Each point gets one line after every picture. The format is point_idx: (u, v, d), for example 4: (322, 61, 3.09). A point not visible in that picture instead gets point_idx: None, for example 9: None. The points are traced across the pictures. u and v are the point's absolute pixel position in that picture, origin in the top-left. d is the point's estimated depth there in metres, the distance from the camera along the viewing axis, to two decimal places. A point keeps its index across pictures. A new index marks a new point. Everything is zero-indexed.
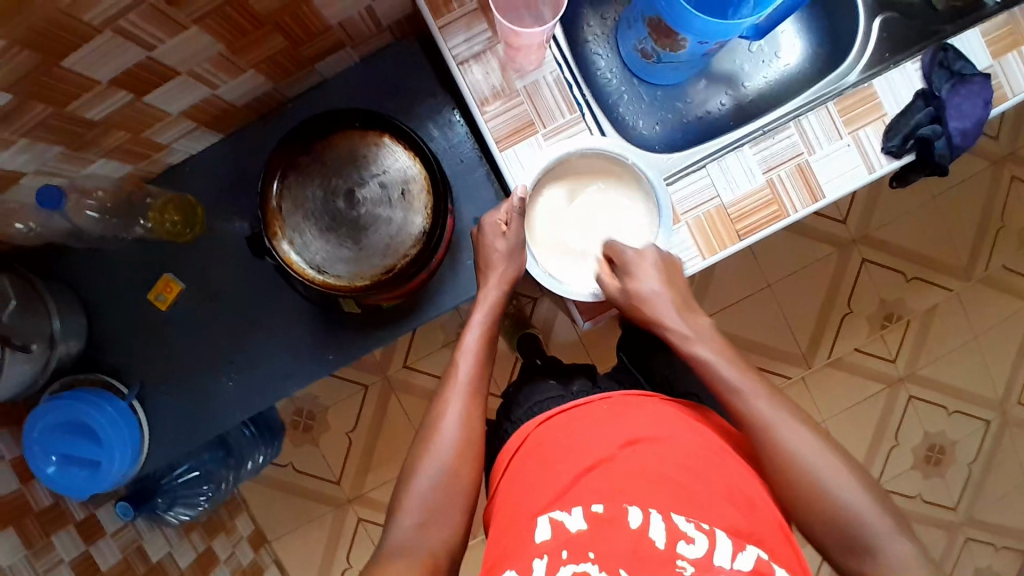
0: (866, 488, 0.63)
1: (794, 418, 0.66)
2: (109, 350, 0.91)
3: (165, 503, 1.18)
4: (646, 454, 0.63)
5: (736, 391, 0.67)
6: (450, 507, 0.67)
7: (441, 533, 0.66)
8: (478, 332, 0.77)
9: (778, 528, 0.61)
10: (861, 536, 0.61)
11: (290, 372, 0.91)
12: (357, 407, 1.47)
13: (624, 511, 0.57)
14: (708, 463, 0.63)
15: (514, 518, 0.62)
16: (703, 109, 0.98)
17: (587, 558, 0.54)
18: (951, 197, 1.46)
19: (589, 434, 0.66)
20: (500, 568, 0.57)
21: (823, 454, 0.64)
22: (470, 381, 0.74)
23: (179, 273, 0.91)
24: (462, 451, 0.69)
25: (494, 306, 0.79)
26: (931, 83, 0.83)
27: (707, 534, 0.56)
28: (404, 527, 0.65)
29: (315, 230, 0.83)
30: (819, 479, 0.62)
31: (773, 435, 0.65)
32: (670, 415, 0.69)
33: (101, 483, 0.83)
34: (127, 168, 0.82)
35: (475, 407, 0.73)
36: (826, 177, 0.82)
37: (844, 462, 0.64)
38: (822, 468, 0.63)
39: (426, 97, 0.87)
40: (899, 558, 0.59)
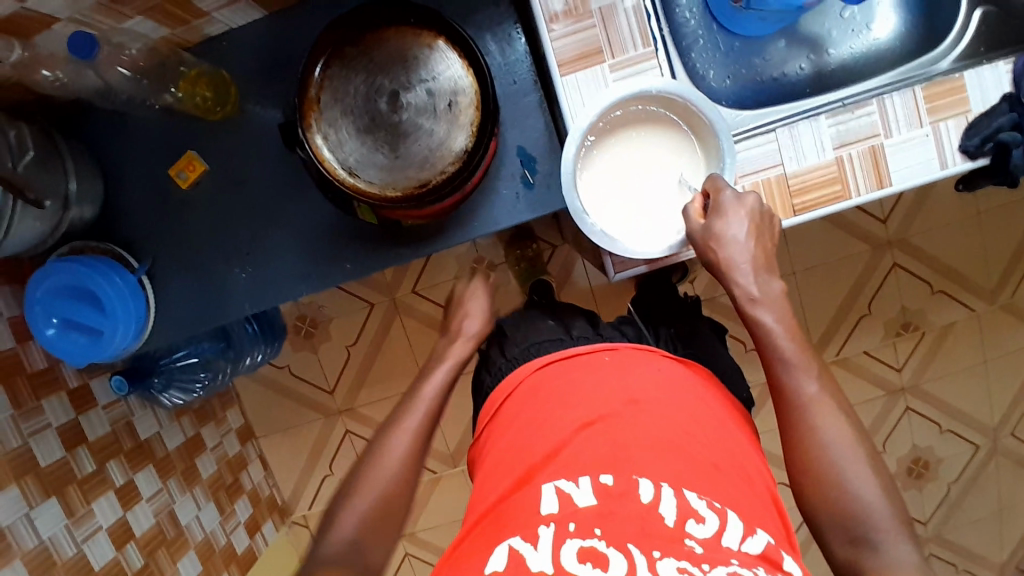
0: (879, 484, 0.61)
1: (834, 405, 0.65)
2: (123, 220, 0.88)
3: (160, 384, 1.17)
4: (655, 419, 0.60)
5: (790, 364, 0.66)
6: (390, 519, 0.69)
7: (374, 550, 0.67)
8: (449, 367, 0.82)
9: (773, 501, 0.60)
10: (866, 528, 0.59)
11: (303, 275, 0.88)
12: (360, 323, 1.45)
13: (634, 484, 0.55)
14: (715, 436, 0.62)
15: (513, 474, 0.60)
16: (779, 71, 0.91)
17: (594, 534, 0.51)
18: (999, 215, 1.39)
19: (595, 391, 0.64)
20: (499, 531, 0.54)
21: (855, 445, 0.63)
22: (432, 404, 0.77)
23: (203, 152, 0.87)
24: (408, 472, 0.72)
25: (465, 354, 0.84)
26: (1021, 88, 0.76)
27: (716, 514, 0.53)
28: (341, 536, 0.67)
29: (352, 128, 0.78)
30: (840, 466, 0.62)
31: (809, 415, 0.64)
32: (680, 381, 0.67)
33: (98, 353, 0.82)
34: (163, 30, 0.77)
35: (428, 431, 0.75)
36: (898, 165, 0.77)
37: (869, 456, 0.63)
38: (850, 458, 0.62)
39: (489, 5, 0.81)
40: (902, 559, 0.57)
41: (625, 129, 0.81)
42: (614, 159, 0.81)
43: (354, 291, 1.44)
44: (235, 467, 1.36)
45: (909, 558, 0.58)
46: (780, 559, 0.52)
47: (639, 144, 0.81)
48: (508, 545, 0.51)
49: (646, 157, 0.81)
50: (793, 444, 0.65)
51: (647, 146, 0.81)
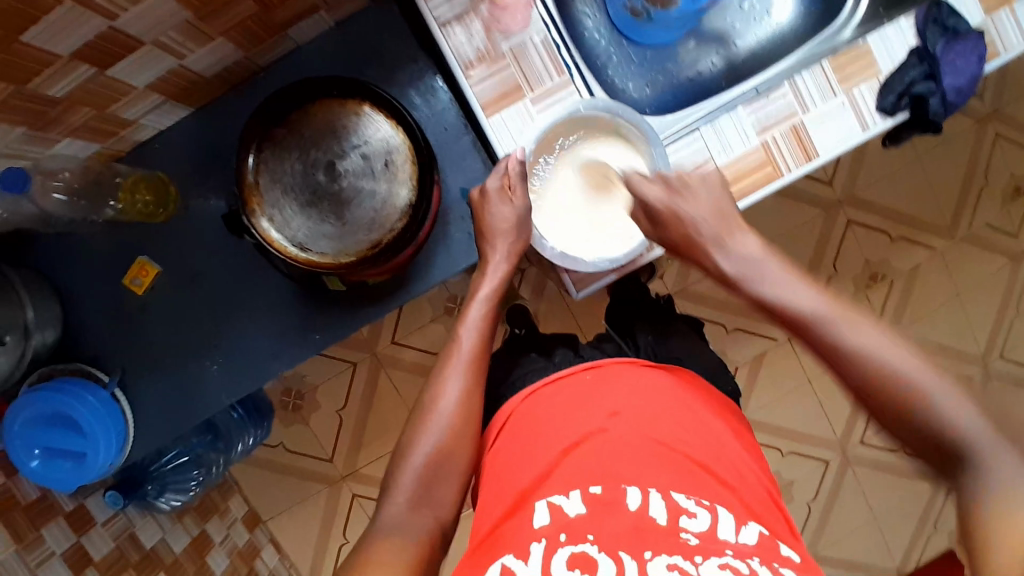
0: (965, 399, 0.55)
1: (882, 334, 0.60)
2: (88, 339, 0.87)
3: (155, 490, 1.17)
4: (637, 429, 0.61)
5: (811, 315, 0.63)
6: (444, 480, 0.66)
7: (434, 512, 0.65)
8: (483, 306, 0.76)
9: (770, 499, 0.61)
10: (973, 452, 0.53)
11: (276, 352, 0.88)
12: (346, 385, 1.45)
13: (622, 493, 0.55)
14: (696, 432, 0.63)
15: (504, 501, 0.61)
16: (693, 71, 0.95)
17: (587, 539, 0.52)
18: (936, 156, 1.45)
19: (576, 410, 0.65)
20: (492, 551, 0.55)
21: (918, 364, 0.57)
22: (473, 353, 0.73)
23: (154, 255, 0.87)
24: (461, 425, 0.68)
25: (500, 281, 0.78)
26: (925, 40, 0.81)
27: (708, 510, 0.55)
28: (396, 509, 0.64)
29: (295, 204, 0.79)
30: (919, 394, 0.56)
31: (864, 353, 0.59)
32: (666, 386, 0.67)
33: (87, 474, 0.80)
34: (93, 147, 0.78)
35: (476, 380, 0.72)
36: (821, 139, 0.81)
37: (948, 376, 0.57)
38: (922, 378, 0.57)
39: (407, 61, 0.83)
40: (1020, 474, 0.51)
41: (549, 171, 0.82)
42: (560, 197, 0.83)
43: (335, 354, 1.44)
44: (248, 555, 1.33)
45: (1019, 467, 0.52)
46: (775, 546, 0.54)
47: (569, 174, 0.83)
48: (501, 564, 0.52)
49: (582, 175, 0.83)
50: (857, 383, 0.59)
51: (572, 179, 0.83)
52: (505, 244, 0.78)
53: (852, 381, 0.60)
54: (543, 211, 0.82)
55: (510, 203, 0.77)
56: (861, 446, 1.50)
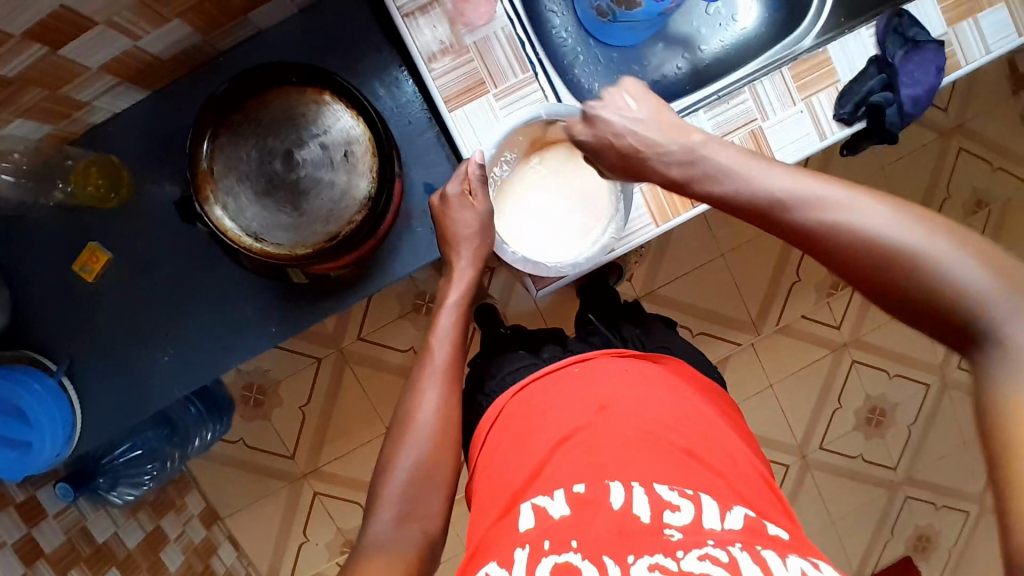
0: (895, 212, 0.53)
1: (867, 210, 0.54)
2: (35, 326, 0.85)
3: (107, 484, 1.16)
4: (620, 420, 0.61)
5: (778, 202, 0.59)
6: (429, 491, 0.65)
7: (422, 525, 0.63)
8: (453, 314, 0.76)
9: (767, 483, 0.61)
10: (985, 318, 0.49)
11: (232, 345, 0.86)
12: (310, 380, 1.43)
13: (606, 490, 0.55)
14: (682, 420, 0.63)
15: (496, 504, 0.61)
16: (660, 73, 0.96)
17: (570, 547, 0.51)
18: (900, 167, 1.49)
19: (567, 401, 0.65)
20: (481, 559, 0.55)
21: (911, 230, 0.52)
22: (446, 363, 0.72)
23: (106, 241, 0.84)
24: (439, 438, 0.67)
25: (467, 288, 0.78)
26: (885, 49, 0.83)
27: (691, 501, 0.54)
28: (383, 526, 0.62)
29: (251, 194, 0.78)
30: (917, 260, 0.51)
31: (794, 204, 0.58)
32: (653, 378, 0.67)
33: (29, 466, 0.78)
34: (45, 129, 0.75)
35: (450, 389, 0.71)
36: (780, 145, 0.82)
37: (951, 240, 0.51)
38: (851, 211, 0.55)
39: (372, 52, 0.82)
40: (968, 274, 0.49)
41: (506, 199, 0.83)
42: (524, 222, 0.83)
43: (299, 349, 1.42)
44: (204, 552, 1.30)
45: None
46: (762, 530, 0.53)
47: (526, 199, 0.83)
48: (485, 571, 0.52)
49: (538, 196, 0.83)
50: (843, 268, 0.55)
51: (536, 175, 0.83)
52: (470, 249, 0.77)
53: (835, 262, 0.56)
54: (512, 239, 0.83)
55: (471, 208, 0.77)
56: (821, 449, 1.53)
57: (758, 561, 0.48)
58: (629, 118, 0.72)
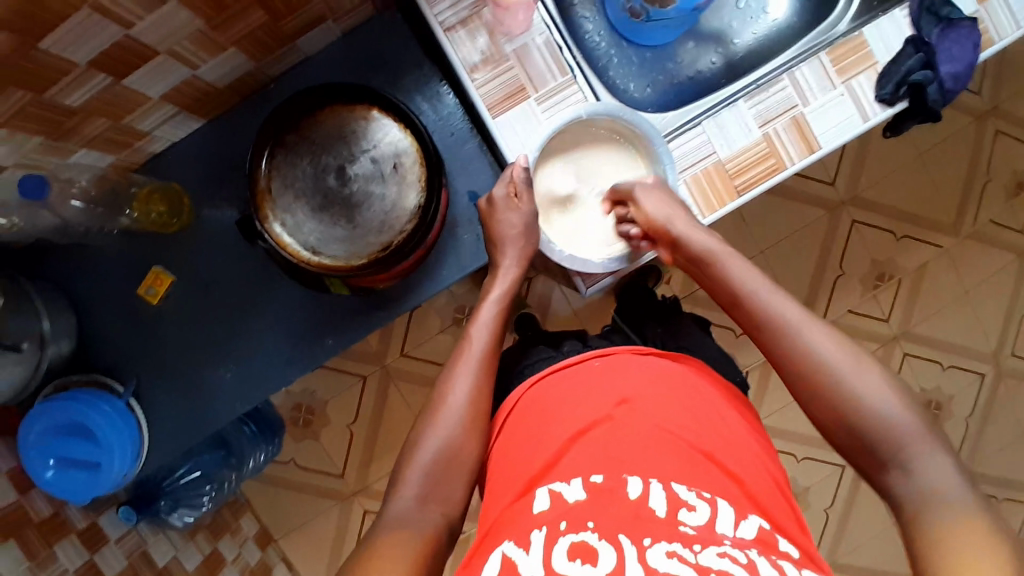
0: (837, 338, 0.62)
1: (827, 333, 0.63)
2: (102, 349, 0.88)
3: (168, 506, 1.19)
4: (642, 415, 0.61)
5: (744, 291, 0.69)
6: (465, 480, 0.65)
7: (443, 507, 0.63)
8: (495, 307, 0.77)
9: (780, 487, 0.61)
10: (884, 440, 0.57)
11: (288, 360, 0.89)
12: (357, 398, 1.45)
13: (623, 481, 0.55)
14: (700, 419, 0.63)
15: (510, 489, 0.61)
16: (693, 69, 0.97)
17: (587, 528, 0.51)
18: (938, 154, 1.46)
19: (588, 393, 0.64)
20: (495, 540, 0.55)
21: (858, 361, 0.61)
22: (484, 353, 0.73)
23: (168, 265, 0.88)
24: (469, 421, 0.67)
25: (512, 284, 0.79)
26: (920, 29, 0.83)
27: (708, 503, 0.54)
28: (405, 501, 0.62)
29: (306, 209, 0.81)
30: (840, 378, 0.60)
31: (753, 301, 0.68)
32: (676, 375, 0.67)
33: (100, 484, 0.81)
34: (109, 158, 0.79)
35: (486, 379, 0.71)
36: (822, 129, 0.82)
37: (886, 378, 0.60)
38: (799, 321, 0.64)
39: (413, 68, 0.85)
40: (878, 398, 0.58)
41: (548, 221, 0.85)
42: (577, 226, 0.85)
43: (345, 368, 1.45)
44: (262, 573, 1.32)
45: (935, 465, 0.55)
46: (774, 541, 0.53)
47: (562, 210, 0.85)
48: (501, 551, 0.52)
49: (570, 199, 0.86)
50: (794, 374, 0.63)
51: (563, 171, 0.85)
52: (515, 249, 0.79)
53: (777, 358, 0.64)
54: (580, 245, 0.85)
55: (517, 211, 0.79)
56: None
57: (773, 568, 0.49)
58: (660, 202, 0.77)
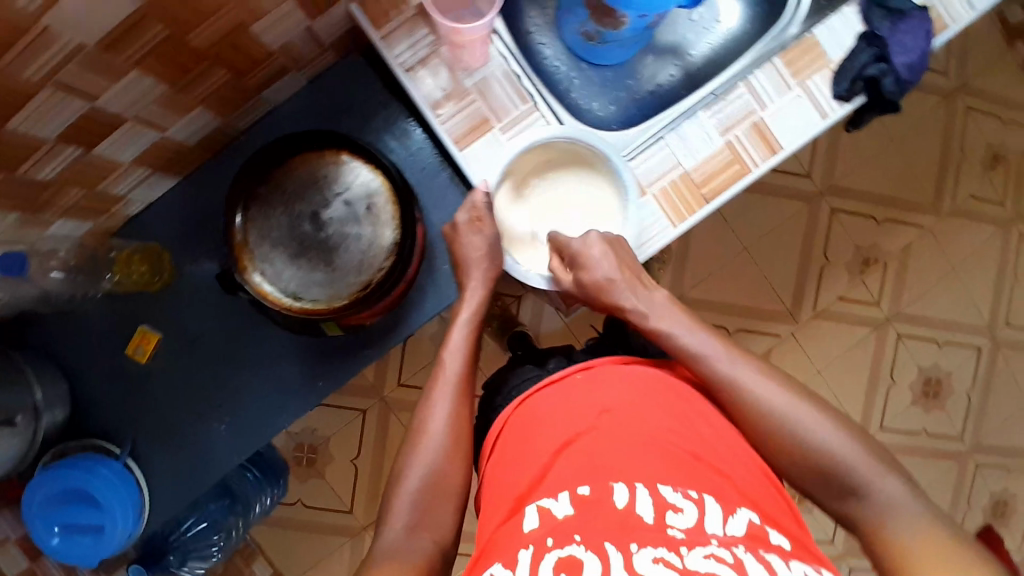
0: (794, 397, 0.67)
1: (768, 382, 0.68)
2: (97, 413, 0.89)
3: (177, 560, 1.19)
4: (626, 424, 0.61)
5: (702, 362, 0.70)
6: (458, 509, 0.65)
7: (434, 535, 0.64)
8: (465, 330, 0.77)
9: (767, 481, 0.61)
10: (853, 482, 0.63)
11: (282, 406, 0.90)
12: (358, 432, 1.45)
13: (609, 490, 0.55)
14: (683, 423, 0.63)
15: (501, 508, 0.61)
16: (653, 84, 0.99)
17: (574, 540, 0.51)
18: (911, 135, 1.48)
19: (571, 406, 0.64)
20: (487, 561, 0.55)
21: (801, 406, 0.66)
22: (458, 377, 0.73)
23: (155, 322, 0.89)
24: (452, 448, 0.68)
25: (479, 304, 0.79)
26: (871, 23, 0.85)
27: (695, 503, 0.54)
28: (392, 533, 0.63)
29: (283, 256, 0.82)
30: (807, 433, 0.65)
31: (716, 372, 0.69)
32: (657, 380, 0.67)
33: (105, 548, 0.81)
34: (86, 225, 0.80)
35: (464, 402, 0.72)
36: (782, 131, 0.84)
37: (836, 420, 0.66)
38: (760, 391, 0.67)
39: (379, 108, 0.87)
40: (847, 451, 0.64)
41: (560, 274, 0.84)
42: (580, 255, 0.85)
43: (344, 403, 1.45)
44: None
45: (897, 491, 0.62)
46: (764, 536, 0.53)
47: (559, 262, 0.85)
48: (490, 573, 0.52)
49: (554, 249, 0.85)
50: (760, 435, 0.67)
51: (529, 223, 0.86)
52: (481, 271, 0.80)
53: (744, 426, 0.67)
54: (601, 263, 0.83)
55: (479, 233, 0.80)
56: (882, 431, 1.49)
57: (761, 563, 0.49)
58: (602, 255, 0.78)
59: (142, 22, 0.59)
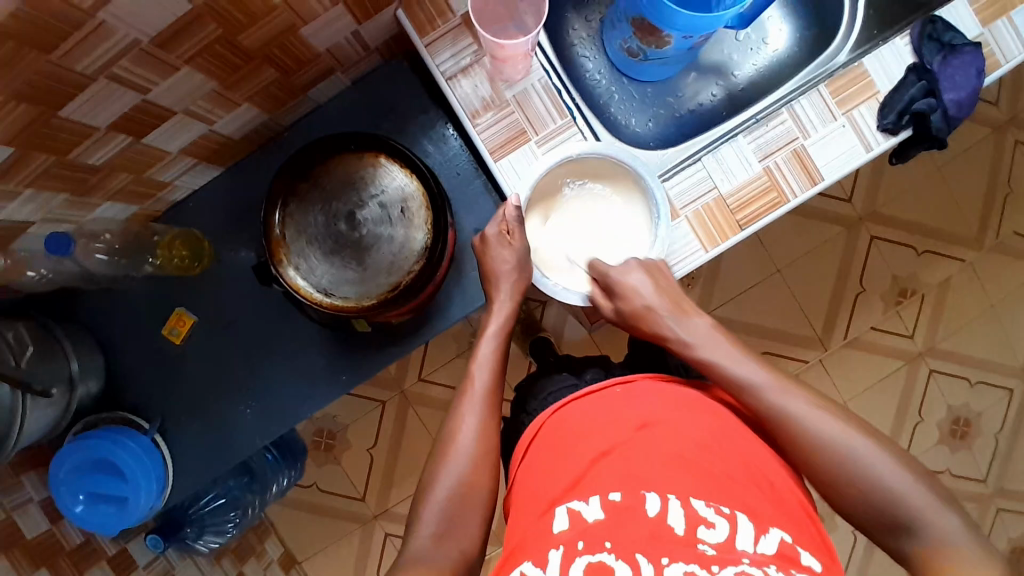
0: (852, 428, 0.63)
1: (811, 403, 0.65)
2: (129, 388, 0.92)
3: (193, 533, 1.21)
4: (659, 438, 0.61)
5: (752, 387, 0.67)
6: (472, 516, 0.66)
7: (457, 543, 0.64)
8: (493, 342, 0.79)
9: (802, 505, 0.60)
10: (906, 518, 0.59)
11: (306, 395, 0.92)
12: (377, 423, 1.48)
13: (641, 499, 0.55)
14: (720, 441, 0.62)
15: (530, 510, 0.61)
16: (695, 102, 0.99)
17: (604, 548, 0.52)
18: (957, 166, 1.43)
19: (606, 415, 0.64)
20: (517, 560, 0.55)
21: (842, 427, 0.63)
22: (485, 389, 0.74)
23: (190, 306, 0.92)
24: (479, 461, 0.69)
25: (507, 318, 0.80)
26: (922, 56, 0.83)
27: (727, 519, 0.54)
28: (421, 542, 0.64)
29: (319, 254, 0.84)
30: (859, 465, 0.61)
31: (762, 395, 0.66)
32: (691, 398, 0.66)
33: (128, 518, 0.84)
34: (132, 208, 0.83)
35: (491, 413, 0.73)
36: (823, 161, 0.82)
37: (894, 455, 0.62)
38: (808, 416, 0.64)
39: (419, 112, 0.89)
40: (905, 487, 0.59)
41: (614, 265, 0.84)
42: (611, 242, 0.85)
43: (364, 393, 1.48)
44: None
45: (958, 530, 0.58)
46: (795, 555, 0.53)
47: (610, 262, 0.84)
48: (522, 571, 0.53)
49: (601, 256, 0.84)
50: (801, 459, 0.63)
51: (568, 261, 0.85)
52: (510, 283, 0.80)
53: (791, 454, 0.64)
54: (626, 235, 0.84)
55: (509, 247, 0.80)
56: None
57: None
58: (642, 277, 0.78)
59: (195, 22, 0.62)
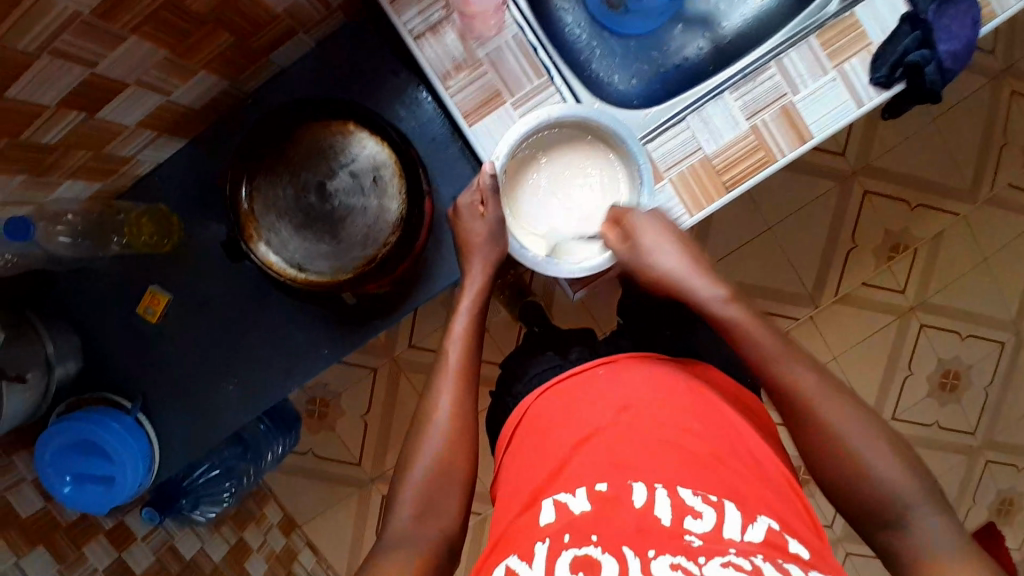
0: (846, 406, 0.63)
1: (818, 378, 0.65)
2: (108, 368, 0.91)
3: (189, 503, 1.19)
4: (642, 424, 0.60)
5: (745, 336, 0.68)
6: (454, 494, 0.66)
7: (439, 521, 0.64)
8: (466, 318, 0.77)
9: (788, 484, 0.59)
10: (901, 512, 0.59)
11: (290, 370, 0.91)
12: (368, 391, 1.48)
13: (628, 489, 0.54)
14: (706, 423, 0.61)
15: (517, 499, 0.60)
16: (680, 56, 0.95)
17: (590, 540, 0.51)
18: (953, 118, 1.39)
19: (592, 401, 0.63)
20: (504, 552, 0.55)
21: (840, 411, 0.63)
22: (460, 366, 0.73)
23: (164, 283, 0.90)
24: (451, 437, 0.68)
25: (478, 292, 0.78)
26: (917, 4, 0.78)
27: (714, 507, 0.53)
28: (400, 521, 0.63)
29: (290, 228, 0.81)
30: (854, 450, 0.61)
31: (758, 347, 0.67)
32: (677, 378, 0.65)
33: (118, 497, 0.83)
34: (95, 186, 0.80)
35: (467, 391, 0.72)
36: (813, 118, 0.79)
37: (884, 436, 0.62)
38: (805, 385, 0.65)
39: (390, 76, 0.85)
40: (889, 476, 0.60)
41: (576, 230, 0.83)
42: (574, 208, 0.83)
43: (354, 361, 1.47)
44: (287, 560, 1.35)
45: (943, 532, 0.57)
46: (784, 543, 0.52)
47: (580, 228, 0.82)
48: (508, 565, 0.52)
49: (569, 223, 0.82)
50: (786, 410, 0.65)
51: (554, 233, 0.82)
52: (481, 258, 0.79)
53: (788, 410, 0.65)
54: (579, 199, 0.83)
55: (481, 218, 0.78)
56: (894, 420, 1.47)
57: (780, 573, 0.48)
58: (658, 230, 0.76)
59: None
